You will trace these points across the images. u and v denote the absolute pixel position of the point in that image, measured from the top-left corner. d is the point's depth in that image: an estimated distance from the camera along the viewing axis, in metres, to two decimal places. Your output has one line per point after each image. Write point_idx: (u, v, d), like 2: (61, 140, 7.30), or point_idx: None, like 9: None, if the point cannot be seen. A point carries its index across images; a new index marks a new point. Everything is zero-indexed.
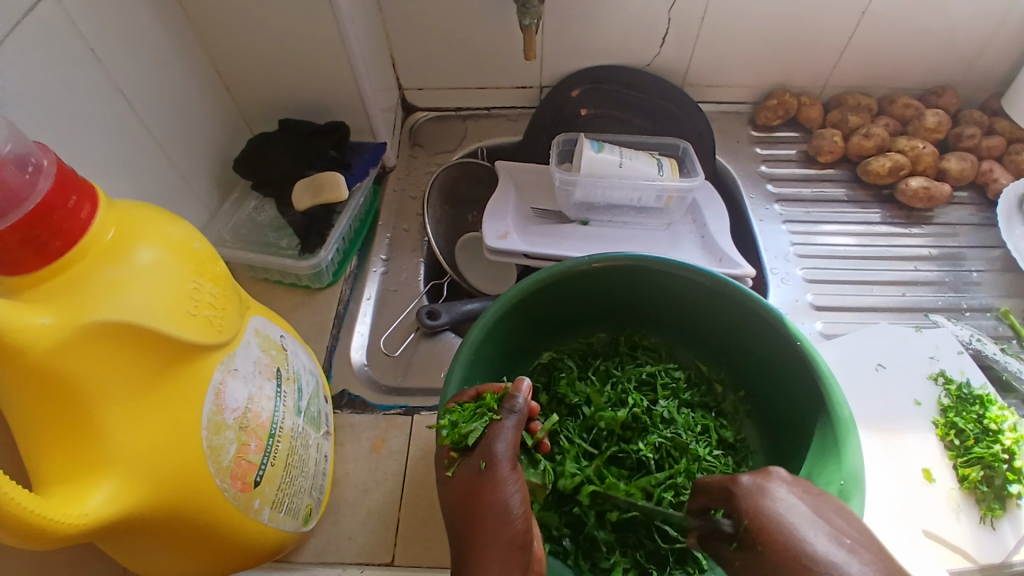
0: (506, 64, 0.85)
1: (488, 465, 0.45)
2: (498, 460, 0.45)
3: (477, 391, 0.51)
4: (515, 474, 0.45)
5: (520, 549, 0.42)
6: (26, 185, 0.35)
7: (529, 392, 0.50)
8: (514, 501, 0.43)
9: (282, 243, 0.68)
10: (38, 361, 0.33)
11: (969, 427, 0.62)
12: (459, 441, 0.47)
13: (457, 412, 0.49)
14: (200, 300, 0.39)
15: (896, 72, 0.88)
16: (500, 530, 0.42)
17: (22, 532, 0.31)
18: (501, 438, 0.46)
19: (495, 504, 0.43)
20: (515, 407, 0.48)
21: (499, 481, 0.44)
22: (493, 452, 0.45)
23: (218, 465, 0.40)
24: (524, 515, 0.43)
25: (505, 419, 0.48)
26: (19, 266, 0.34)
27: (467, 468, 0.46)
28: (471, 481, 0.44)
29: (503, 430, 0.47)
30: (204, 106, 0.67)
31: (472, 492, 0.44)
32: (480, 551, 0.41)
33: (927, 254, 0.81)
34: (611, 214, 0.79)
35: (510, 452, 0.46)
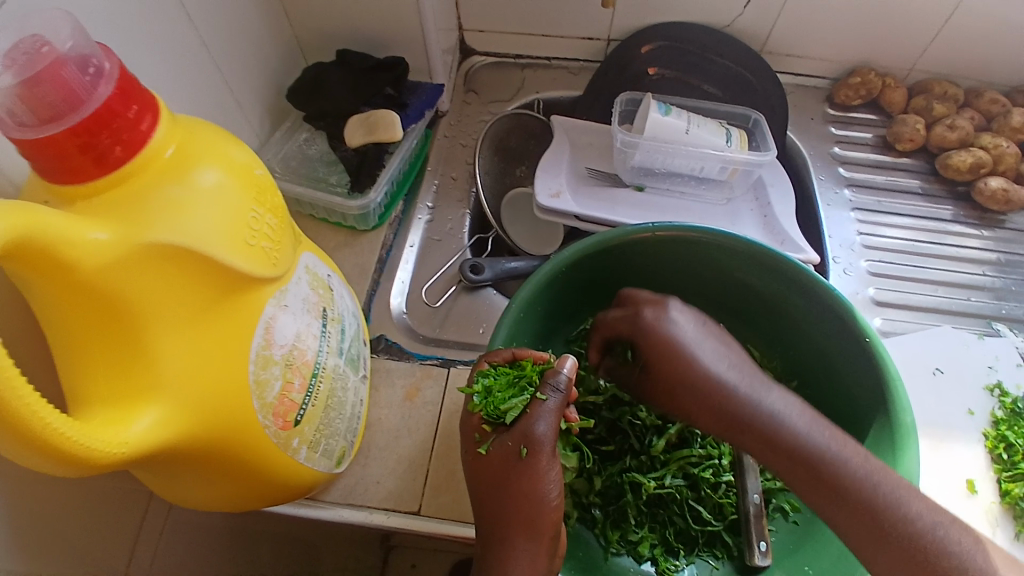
0: (573, 13, 0.80)
1: (530, 451, 0.43)
2: (540, 445, 0.43)
3: (513, 354, 0.48)
4: (554, 461, 0.44)
5: (550, 538, 0.43)
6: (86, 88, 0.32)
7: (574, 370, 0.46)
8: (551, 492, 0.43)
9: (331, 179, 0.66)
10: (90, 277, 0.31)
11: (1021, 442, 0.59)
12: (496, 415, 0.45)
13: (492, 379, 0.47)
14: (257, 231, 0.38)
15: (992, 61, 0.80)
16: (533, 521, 0.43)
17: (64, 451, 0.30)
18: (541, 418, 0.44)
19: (533, 494, 0.43)
20: (559, 384, 0.45)
21: (538, 472, 0.43)
22: (534, 435, 0.43)
23: (262, 400, 0.39)
24: (558, 505, 0.44)
25: (548, 398, 0.44)
26: (75, 173, 0.33)
27: (503, 450, 0.44)
28: (507, 465, 0.43)
29: (546, 411, 0.44)
30: (261, 27, 0.64)
31: (511, 478, 0.43)
32: (512, 540, 0.42)
33: (995, 259, 0.76)
34: (668, 183, 0.75)
35: (552, 434, 0.44)
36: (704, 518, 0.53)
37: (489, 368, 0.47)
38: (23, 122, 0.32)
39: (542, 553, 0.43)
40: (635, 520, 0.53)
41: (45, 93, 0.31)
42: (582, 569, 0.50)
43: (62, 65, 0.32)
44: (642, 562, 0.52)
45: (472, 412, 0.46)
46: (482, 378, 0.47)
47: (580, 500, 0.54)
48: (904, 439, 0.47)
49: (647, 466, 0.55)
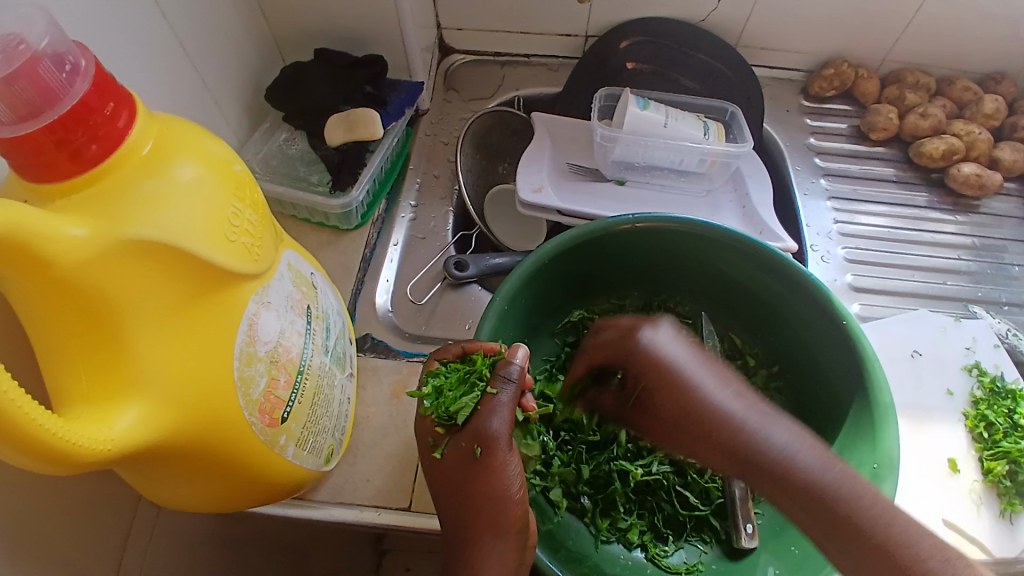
0: (552, 10, 0.81)
1: (484, 450, 0.43)
2: (492, 443, 0.43)
3: (463, 348, 0.48)
4: (512, 453, 0.44)
5: (518, 532, 0.43)
6: (63, 85, 0.32)
7: (526, 359, 0.45)
8: (513, 485, 0.43)
9: (313, 178, 0.66)
10: (69, 273, 0.31)
11: (999, 420, 0.61)
12: (446, 416, 0.46)
13: (442, 378, 0.47)
14: (238, 226, 0.38)
15: (962, 51, 0.82)
16: (497, 519, 0.43)
17: (45, 449, 0.30)
18: (495, 414, 0.44)
19: (493, 490, 0.43)
20: (510, 375, 0.45)
21: (493, 469, 0.43)
22: (487, 434, 0.43)
23: (248, 397, 0.39)
24: (522, 498, 0.44)
25: (500, 391, 0.44)
26: (51, 170, 0.33)
27: (456, 450, 0.45)
28: (463, 465, 0.44)
29: (494, 407, 0.44)
30: (238, 26, 0.64)
31: (468, 478, 0.44)
32: (479, 540, 0.43)
33: (970, 244, 0.78)
34: (650, 176, 0.76)
35: (507, 429, 0.44)
36: (692, 503, 0.54)
37: (440, 367, 0.48)
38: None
39: (511, 549, 0.43)
40: (624, 507, 0.54)
41: (21, 89, 0.31)
42: (574, 557, 0.49)
43: (38, 62, 0.31)
44: (633, 548, 0.52)
45: (425, 416, 0.47)
46: (432, 379, 0.47)
47: (568, 490, 0.54)
48: (883, 419, 0.48)
49: (634, 454, 0.56)
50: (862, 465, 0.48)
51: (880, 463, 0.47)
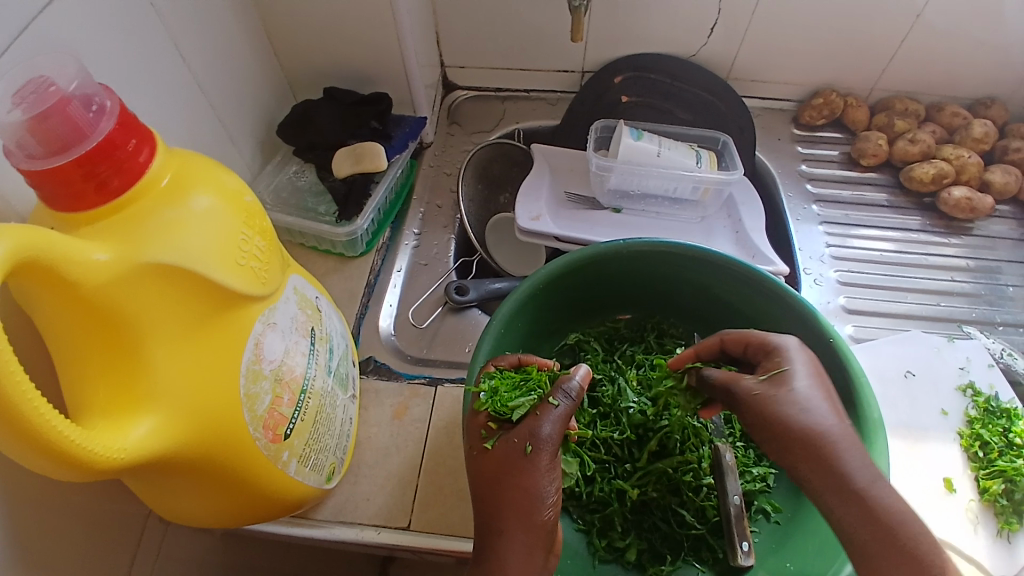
0: (549, 47, 0.85)
1: (533, 449, 0.44)
2: (544, 444, 0.45)
3: (518, 359, 0.53)
4: (555, 462, 0.45)
5: (545, 535, 0.44)
6: (90, 123, 0.35)
7: (586, 378, 0.48)
8: (550, 491, 0.44)
9: (320, 209, 0.69)
10: (92, 294, 0.34)
11: (993, 439, 0.61)
12: (502, 412, 0.47)
13: (499, 380, 0.49)
14: (247, 251, 0.40)
15: (949, 79, 0.85)
16: (530, 517, 0.43)
17: (67, 455, 0.32)
18: (548, 419, 0.45)
19: (533, 488, 0.43)
20: (571, 390, 0.47)
21: (539, 467, 0.44)
22: (540, 434, 0.45)
23: (252, 413, 0.41)
24: (554, 505, 0.44)
25: (559, 404, 0.46)
26: (79, 200, 0.36)
27: (509, 445, 0.45)
28: (511, 460, 0.44)
29: (554, 413, 0.46)
30: (252, 67, 0.68)
31: (512, 476, 0.44)
32: (509, 533, 0.42)
33: (964, 266, 0.80)
34: (645, 204, 0.78)
35: (557, 437, 0.45)
36: (688, 522, 0.54)
37: (496, 371, 0.51)
38: (31, 154, 0.35)
39: (535, 550, 0.43)
40: (621, 527, 0.54)
41: (52, 126, 0.34)
42: None
43: (67, 102, 0.35)
44: (630, 569, 0.53)
45: (477, 411, 0.48)
46: (489, 379, 0.49)
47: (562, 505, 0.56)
48: (872, 435, 0.49)
49: (630, 473, 0.56)
50: None
51: None
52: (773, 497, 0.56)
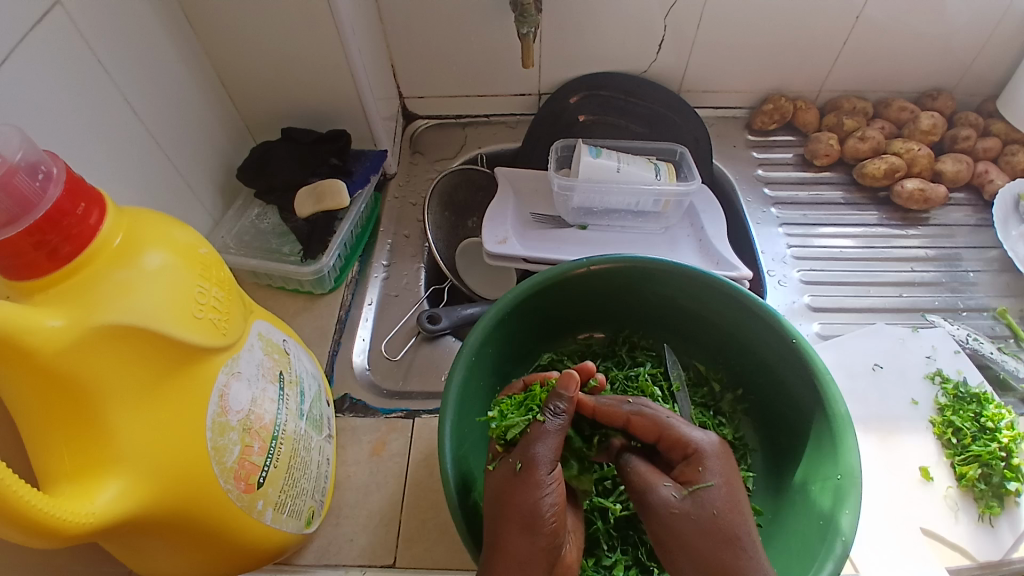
0: (505, 73, 0.86)
1: (525, 466, 0.44)
2: (536, 460, 0.44)
3: (526, 382, 0.57)
4: (553, 477, 0.44)
5: (546, 552, 0.42)
6: (38, 192, 0.35)
7: (574, 387, 0.47)
8: (546, 505, 0.42)
9: (284, 250, 0.69)
10: (48, 362, 0.33)
11: (966, 425, 0.62)
12: (502, 434, 0.49)
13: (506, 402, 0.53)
14: (204, 304, 0.40)
15: (892, 76, 0.89)
16: (527, 530, 0.41)
17: (34, 525, 0.32)
18: (541, 439, 0.45)
19: (527, 502, 0.42)
20: (558, 408, 0.47)
21: (535, 483, 0.43)
22: (530, 452, 0.44)
23: (221, 465, 0.41)
24: (555, 520, 0.42)
25: (547, 421, 0.46)
26: (31, 269, 0.35)
27: (504, 466, 0.45)
28: (505, 479, 0.44)
29: (541, 430, 0.46)
30: (207, 114, 0.69)
31: (510, 491, 0.43)
32: (503, 545, 0.41)
33: (925, 255, 0.82)
34: (610, 219, 0.80)
35: (550, 455, 0.44)
36: None
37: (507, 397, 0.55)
38: None
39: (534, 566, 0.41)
40: (607, 544, 0.54)
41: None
42: None
43: (13, 173, 0.35)
44: None
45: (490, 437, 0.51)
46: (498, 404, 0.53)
47: None
48: (842, 431, 0.50)
49: (610, 489, 0.57)
50: (827, 477, 0.50)
51: (842, 474, 0.49)
52: (754, 500, 0.57)
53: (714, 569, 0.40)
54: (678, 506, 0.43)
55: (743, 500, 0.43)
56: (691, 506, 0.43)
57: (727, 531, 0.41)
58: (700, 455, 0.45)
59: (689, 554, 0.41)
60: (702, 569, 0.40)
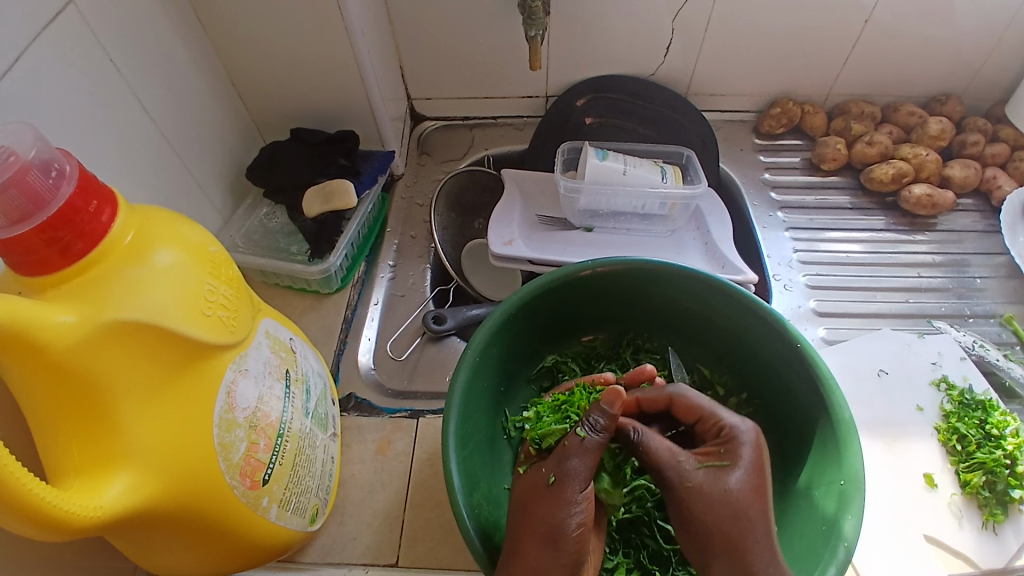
0: (513, 75, 0.87)
1: (557, 481, 0.44)
2: (568, 476, 0.44)
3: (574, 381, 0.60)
4: (583, 495, 0.44)
5: (567, 566, 0.41)
6: (50, 189, 0.36)
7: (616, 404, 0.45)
8: (571, 522, 0.42)
9: (292, 249, 0.70)
10: (58, 357, 0.34)
11: (971, 432, 0.62)
12: (537, 440, 0.52)
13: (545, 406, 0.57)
14: (213, 302, 0.41)
15: (900, 81, 0.88)
16: (548, 541, 0.42)
17: (43, 517, 0.32)
18: (575, 455, 0.45)
19: (553, 516, 0.42)
20: (597, 424, 0.45)
21: (564, 499, 0.43)
22: (564, 466, 0.44)
23: (227, 461, 0.41)
24: (579, 538, 0.42)
25: (586, 437, 0.45)
26: (44, 265, 0.36)
27: (537, 474, 0.46)
28: (535, 489, 0.45)
29: (575, 445, 0.45)
30: (217, 114, 0.69)
31: (535, 501, 0.44)
32: (524, 552, 0.41)
33: (932, 261, 0.82)
34: (615, 221, 0.80)
35: (585, 473, 0.44)
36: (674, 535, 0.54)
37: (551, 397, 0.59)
38: None
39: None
40: (609, 547, 0.55)
41: (13, 198, 0.35)
42: None
43: (26, 171, 0.35)
44: None
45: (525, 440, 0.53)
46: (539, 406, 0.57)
47: None
48: (846, 436, 0.50)
49: None
50: (830, 482, 0.50)
51: (846, 480, 0.49)
52: None
53: (725, 549, 0.41)
54: (698, 484, 0.44)
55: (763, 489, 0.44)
56: (711, 488, 0.43)
57: (741, 515, 0.42)
58: (732, 439, 0.46)
59: (701, 530, 0.42)
60: (708, 546, 0.42)
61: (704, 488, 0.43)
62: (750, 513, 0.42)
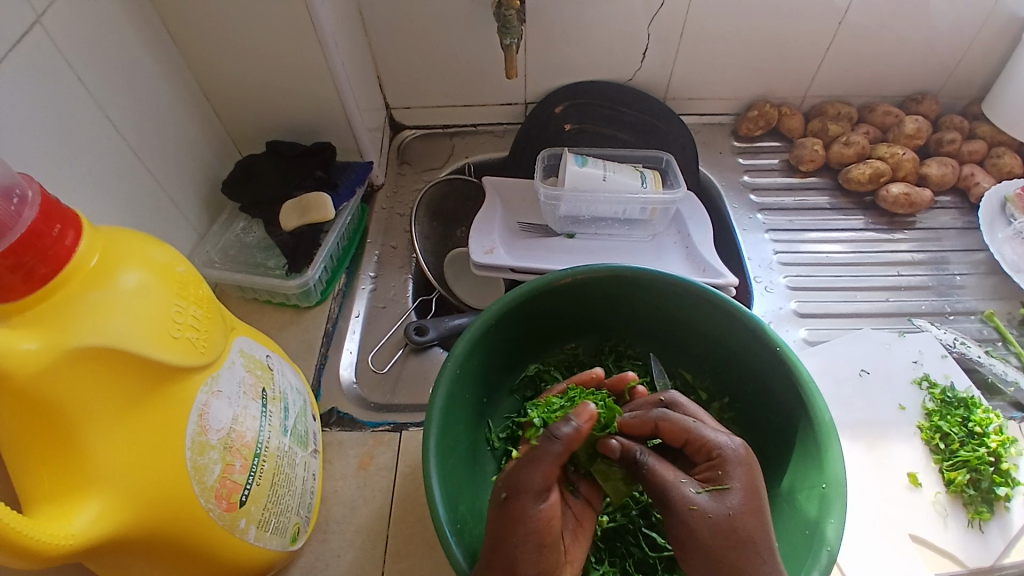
0: (491, 83, 0.87)
1: (509, 498, 0.42)
2: (519, 492, 0.42)
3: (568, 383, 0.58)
4: (537, 510, 0.42)
5: None
6: (13, 215, 0.35)
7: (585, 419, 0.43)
8: (524, 542, 0.41)
9: (270, 263, 0.69)
10: (24, 385, 0.33)
11: (954, 430, 0.62)
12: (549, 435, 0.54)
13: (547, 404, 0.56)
14: (182, 323, 0.40)
15: (875, 82, 0.89)
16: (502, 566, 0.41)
17: (14, 551, 0.31)
18: (526, 468, 0.43)
19: (507, 538, 0.41)
20: (556, 433, 0.43)
21: (515, 517, 0.41)
22: (514, 481, 0.43)
23: (202, 484, 0.41)
24: (536, 556, 0.41)
25: (543, 446, 0.43)
26: (7, 293, 0.34)
27: (494, 490, 0.44)
28: (492, 509, 0.43)
29: (531, 455, 0.43)
30: (191, 128, 0.69)
31: (491, 523, 0.42)
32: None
33: (912, 259, 0.82)
34: (597, 227, 0.80)
35: (537, 486, 0.42)
36: (659, 543, 0.54)
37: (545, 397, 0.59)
38: None
39: None
40: (595, 556, 0.54)
41: None
42: None
43: None
44: None
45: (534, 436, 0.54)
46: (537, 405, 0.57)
47: None
48: (826, 439, 0.50)
49: None
50: (813, 486, 0.50)
51: (828, 483, 0.49)
52: None
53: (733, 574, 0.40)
54: (702, 509, 0.41)
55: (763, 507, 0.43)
56: (712, 515, 0.41)
57: (746, 539, 0.41)
58: (727, 459, 0.44)
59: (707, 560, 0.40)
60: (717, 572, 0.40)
61: (708, 516, 0.41)
62: (757, 536, 0.41)
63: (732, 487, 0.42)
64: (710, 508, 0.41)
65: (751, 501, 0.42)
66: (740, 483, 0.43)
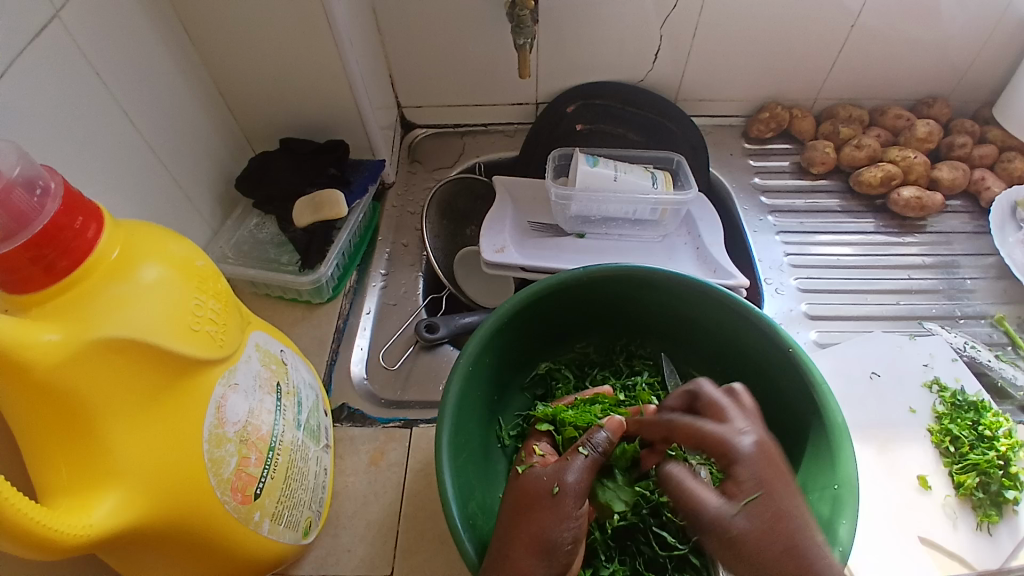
0: (503, 83, 0.87)
1: (560, 491, 0.44)
2: (570, 489, 0.44)
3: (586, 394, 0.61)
4: (579, 512, 0.44)
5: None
6: (35, 208, 0.36)
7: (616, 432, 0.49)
8: (563, 536, 0.42)
9: (283, 259, 0.70)
10: (44, 377, 0.33)
11: (964, 434, 0.62)
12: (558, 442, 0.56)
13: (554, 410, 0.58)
14: (201, 316, 0.40)
15: (887, 85, 0.89)
16: (536, 549, 0.41)
17: (33, 539, 0.32)
18: (577, 467, 0.45)
19: (548, 526, 0.42)
20: (597, 444, 0.48)
21: (563, 512, 0.43)
22: (569, 477, 0.44)
23: (218, 477, 0.41)
24: (568, 552, 0.43)
25: (587, 453, 0.47)
26: (26, 284, 0.35)
27: (536, 479, 0.45)
28: (536, 495, 0.44)
29: (581, 460, 0.46)
30: (205, 124, 0.69)
31: (533, 509, 0.43)
32: (511, 554, 0.41)
33: (922, 263, 0.82)
34: (607, 227, 0.80)
35: (584, 486, 0.45)
36: (670, 542, 0.54)
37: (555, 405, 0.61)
38: None
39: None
40: (605, 554, 0.54)
41: None
42: None
43: (10, 189, 0.35)
44: None
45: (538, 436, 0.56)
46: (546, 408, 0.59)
47: None
48: (839, 440, 0.50)
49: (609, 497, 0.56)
50: (824, 487, 0.50)
51: (840, 484, 0.49)
52: None
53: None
54: (738, 527, 0.40)
55: (792, 502, 0.41)
56: (749, 526, 0.40)
57: (788, 539, 0.39)
58: (743, 461, 0.43)
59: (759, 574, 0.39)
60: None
61: (743, 529, 0.39)
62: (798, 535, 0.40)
63: (755, 490, 0.41)
64: (745, 520, 0.40)
65: (777, 499, 0.41)
66: (763, 484, 0.41)
